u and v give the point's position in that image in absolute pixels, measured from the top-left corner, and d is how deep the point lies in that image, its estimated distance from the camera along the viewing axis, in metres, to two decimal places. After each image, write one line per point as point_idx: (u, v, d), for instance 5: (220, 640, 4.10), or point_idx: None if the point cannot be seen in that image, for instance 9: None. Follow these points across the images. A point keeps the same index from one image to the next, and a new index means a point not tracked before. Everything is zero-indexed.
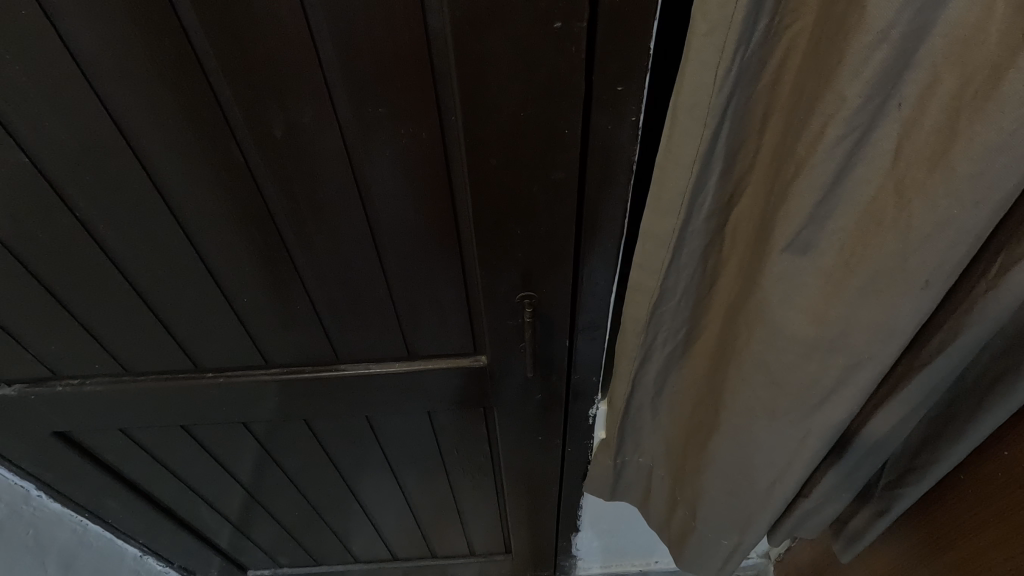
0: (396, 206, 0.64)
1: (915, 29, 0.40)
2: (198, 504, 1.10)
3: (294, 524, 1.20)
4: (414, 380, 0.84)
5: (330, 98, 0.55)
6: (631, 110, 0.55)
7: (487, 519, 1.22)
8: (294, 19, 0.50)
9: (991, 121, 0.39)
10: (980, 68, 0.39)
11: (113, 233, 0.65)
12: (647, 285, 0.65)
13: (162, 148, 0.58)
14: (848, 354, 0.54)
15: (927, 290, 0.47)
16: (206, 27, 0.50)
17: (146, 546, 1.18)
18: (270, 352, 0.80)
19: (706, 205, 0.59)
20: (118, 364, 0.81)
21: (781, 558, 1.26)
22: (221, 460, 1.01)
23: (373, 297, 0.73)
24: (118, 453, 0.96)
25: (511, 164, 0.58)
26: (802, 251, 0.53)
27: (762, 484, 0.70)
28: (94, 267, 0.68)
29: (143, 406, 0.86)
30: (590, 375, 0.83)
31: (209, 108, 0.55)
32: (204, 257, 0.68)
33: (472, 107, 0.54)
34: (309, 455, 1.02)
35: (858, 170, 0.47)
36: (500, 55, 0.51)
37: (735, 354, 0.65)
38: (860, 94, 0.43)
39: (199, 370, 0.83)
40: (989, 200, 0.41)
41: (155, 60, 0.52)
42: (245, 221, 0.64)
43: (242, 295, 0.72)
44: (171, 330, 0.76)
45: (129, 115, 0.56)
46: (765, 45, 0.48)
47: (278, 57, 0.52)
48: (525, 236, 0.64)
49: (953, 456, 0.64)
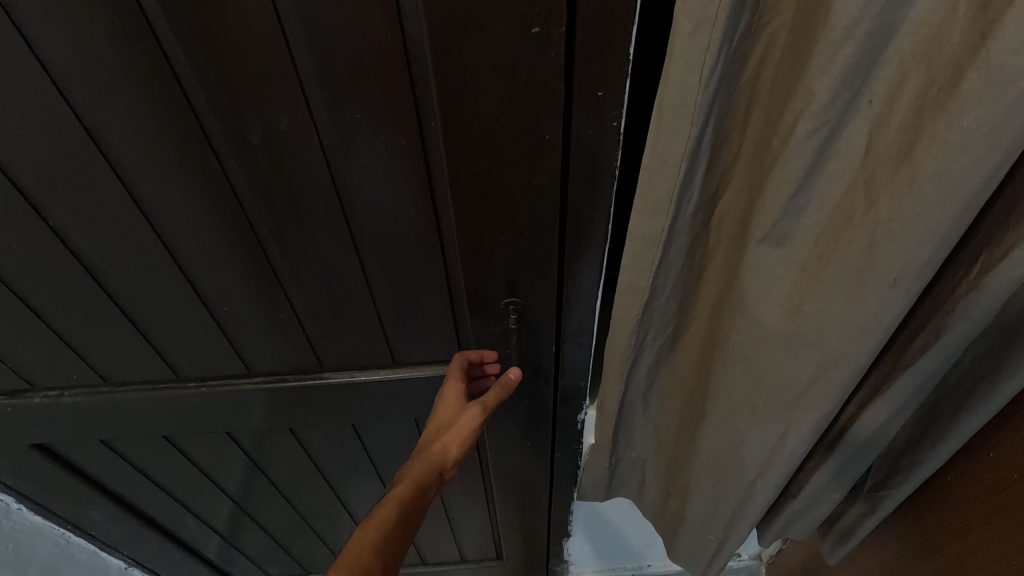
0: (379, 213, 0.63)
1: (882, 27, 0.39)
2: (184, 515, 1.08)
3: (283, 534, 1.18)
4: (400, 386, 0.83)
5: (306, 103, 0.54)
6: (612, 114, 0.55)
7: (477, 524, 1.21)
8: (262, 22, 0.49)
9: (952, 120, 0.38)
10: (944, 66, 0.39)
11: (87, 241, 0.64)
12: (634, 288, 0.64)
13: (136, 155, 0.57)
14: (825, 354, 0.53)
15: (896, 287, 0.46)
16: (177, 31, 0.49)
17: (131, 558, 1.16)
18: (253, 359, 0.79)
19: (690, 205, 0.58)
20: (97, 374, 0.79)
21: (773, 559, 1.25)
22: (207, 471, 0.99)
23: (357, 302, 0.73)
24: (101, 464, 0.94)
25: (491, 169, 0.58)
26: (777, 245, 0.53)
27: (746, 482, 0.70)
28: (70, 277, 0.67)
29: (125, 417, 0.85)
30: (579, 379, 0.83)
31: (181, 114, 0.54)
32: (182, 264, 0.67)
33: (449, 110, 0.53)
34: (295, 463, 1.00)
35: (829, 166, 0.47)
36: (474, 57, 0.50)
37: (720, 355, 0.65)
38: (829, 91, 0.42)
39: (180, 380, 0.81)
40: (954, 200, 0.41)
41: (125, 65, 0.51)
42: (222, 229, 0.63)
43: (222, 302, 0.71)
44: (150, 338, 0.75)
45: (100, 123, 0.55)
46: (738, 45, 0.48)
47: (251, 61, 0.51)
48: (508, 241, 0.64)
49: (937, 457, 0.64)
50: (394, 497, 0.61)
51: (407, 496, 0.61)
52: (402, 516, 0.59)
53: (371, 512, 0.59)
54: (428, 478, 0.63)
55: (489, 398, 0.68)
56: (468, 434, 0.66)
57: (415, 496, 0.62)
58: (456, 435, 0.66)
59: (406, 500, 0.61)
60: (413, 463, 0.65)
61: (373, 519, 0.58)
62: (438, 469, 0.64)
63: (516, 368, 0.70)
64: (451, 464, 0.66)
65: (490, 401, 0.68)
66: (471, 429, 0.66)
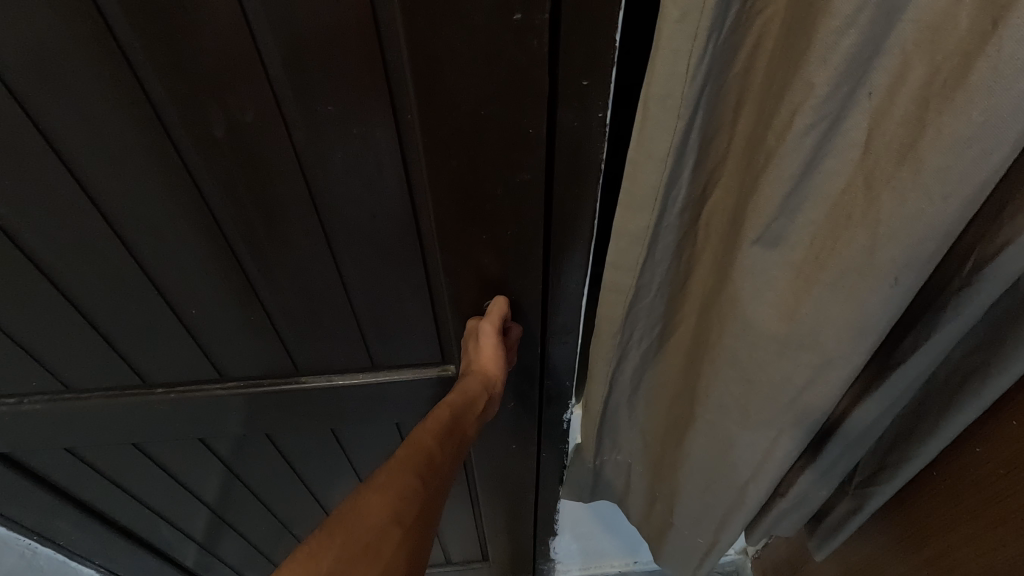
0: (354, 210, 0.60)
1: (884, 15, 0.37)
2: (158, 523, 1.04)
3: (262, 540, 1.15)
4: (380, 390, 0.80)
5: (273, 93, 0.51)
6: (598, 104, 0.53)
7: (462, 525, 1.18)
8: (224, 9, 0.45)
9: (960, 111, 0.37)
10: (950, 56, 0.37)
11: (41, 242, 0.60)
12: (619, 285, 0.62)
13: (90, 150, 0.53)
14: (820, 354, 0.52)
15: (896, 287, 0.45)
16: (129, 15, 0.45)
17: (103, 568, 1.12)
18: (224, 365, 0.76)
19: (677, 202, 0.56)
20: (59, 381, 0.75)
21: (759, 554, 1.25)
22: (180, 478, 0.95)
23: (333, 304, 0.70)
24: (66, 472, 0.90)
25: (473, 164, 0.55)
26: (772, 245, 0.51)
27: (736, 484, 0.69)
28: (20, 277, 0.63)
29: (91, 424, 0.81)
30: (565, 379, 0.81)
31: (138, 104, 0.51)
32: (143, 264, 0.63)
33: (427, 101, 0.50)
34: (273, 469, 0.97)
35: (826, 163, 0.45)
36: (455, 46, 0.47)
37: (709, 353, 0.64)
38: (829, 82, 0.40)
39: (148, 386, 0.77)
40: (959, 194, 0.39)
41: (74, 53, 0.47)
42: (187, 228, 0.60)
43: (190, 305, 0.68)
44: (113, 343, 0.71)
45: (50, 115, 0.51)
46: (732, 34, 0.46)
47: (213, 47, 0.47)
48: (492, 238, 0.61)
49: (924, 455, 0.63)
50: (445, 405, 0.62)
51: (457, 404, 0.62)
52: (455, 420, 0.61)
53: (426, 415, 0.61)
54: (477, 392, 0.64)
55: (493, 314, 0.66)
56: (498, 358, 0.65)
57: (464, 407, 0.62)
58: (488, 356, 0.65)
59: (456, 407, 0.62)
60: (460, 382, 0.65)
61: (429, 420, 0.60)
62: (486, 385, 0.64)
63: (500, 296, 0.66)
64: (497, 383, 0.65)
65: (495, 317, 0.65)
66: (499, 353, 0.65)
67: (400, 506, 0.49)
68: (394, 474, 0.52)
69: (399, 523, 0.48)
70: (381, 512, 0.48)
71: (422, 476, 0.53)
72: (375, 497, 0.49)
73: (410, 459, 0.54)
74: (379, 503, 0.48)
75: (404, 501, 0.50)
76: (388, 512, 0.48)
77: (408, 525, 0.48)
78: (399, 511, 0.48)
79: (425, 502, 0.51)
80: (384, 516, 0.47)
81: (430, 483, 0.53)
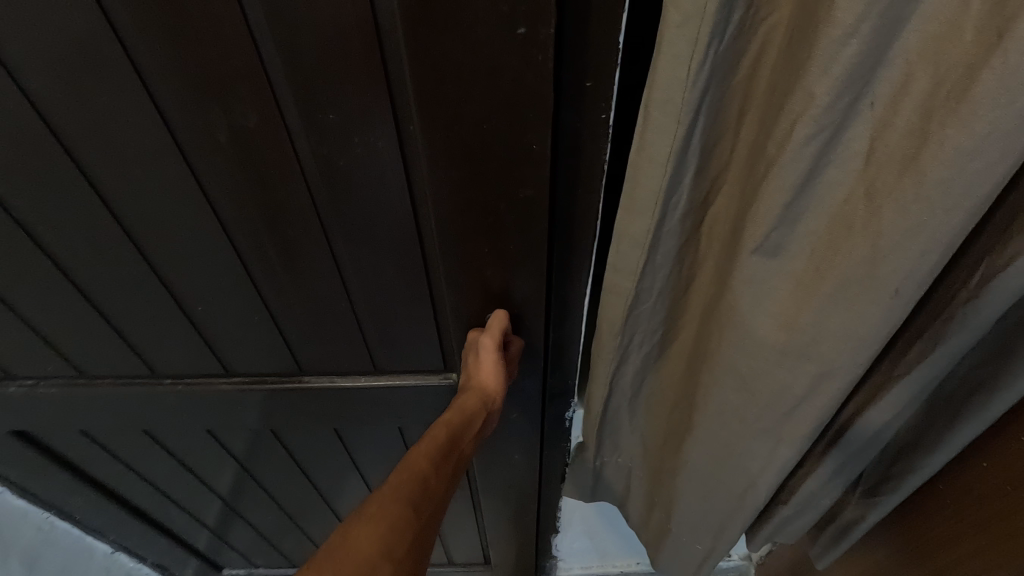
0: (354, 212, 0.60)
1: (888, 24, 0.36)
2: (169, 506, 1.06)
3: (269, 529, 1.17)
4: (380, 394, 0.81)
5: (273, 98, 0.51)
6: (600, 106, 0.53)
7: (464, 527, 1.19)
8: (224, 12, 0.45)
9: (964, 124, 0.35)
10: (954, 67, 0.36)
11: (53, 234, 0.61)
12: (620, 288, 0.62)
13: (98, 149, 0.54)
14: (819, 366, 0.51)
15: (896, 300, 0.44)
16: (133, 19, 0.46)
17: (117, 543, 1.16)
18: (229, 359, 0.77)
19: (678, 207, 0.55)
20: (73, 367, 0.77)
21: (763, 560, 1.24)
22: (189, 465, 0.97)
23: (335, 304, 0.70)
24: (82, 452, 0.93)
25: (472, 170, 0.55)
26: (772, 255, 0.50)
27: (735, 491, 0.68)
28: (35, 266, 0.65)
29: (105, 409, 0.83)
30: (567, 377, 0.81)
31: (143, 107, 0.51)
32: (148, 259, 0.64)
33: (425, 107, 0.50)
34: (278, 463, 0.98)
35: (827, 173, 0.44)
36: (453, 55, 0.47)
37: (708, 361, 0.63)
38: (830, 92, 0.40)
39: (156, 377, 0.79)
40: (962, 207, 0.38)
41: (81, 55, 0.48)
42: (191, 226, 0.61)
43: (195, 300, 0.69)
44: (122, 333, 0.73)
45: (59, 115, 0.52)
46: (734, 39, 0.45)
47: (215, 52, 0.48)
48: (491, 246, 0.61)
49: (929, 466, 0.62)
50: (442, 423, 0.62)
51: (455, 424, 0.62)
52: (452, 440, 0.61)
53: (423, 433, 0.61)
54: (475, 410, 0.64)
55: (493, 327, 0.66)
56: (498, 374, 0.66)
57: (462, 425, 0.62)
58: (487, 370, 0.65)
59: (454, 426, 0.62)
60: (458, 399, 0.66)
61: (426, 439, 0.60)
62: (484, 403, 0.64)
63: (500, 309, 0.67)
64: (495, 399, 0.65)
65: (495, 330, 0.66)
66: (498, 368, 0.66)
67: (392, 538, 0.48)
68: (387, 502, 0.51)
69: (390, 557, 0.47)
70: (372, 542, 0.47)
71: (415, 505, 0.53)
72: (368, 527, 0.48)
73: (404, 485, 0.54)
74: (371, 534, 0.48)
75: (396, 532, 0.49)
76: (379, 543, 0.47)
77: (398, 559, 0.47)
78: (390, 543, 0.48)
79: (417, 532, 0.51)
80: (375, 547, 0.47)
81: (423, 513, 0.53)
